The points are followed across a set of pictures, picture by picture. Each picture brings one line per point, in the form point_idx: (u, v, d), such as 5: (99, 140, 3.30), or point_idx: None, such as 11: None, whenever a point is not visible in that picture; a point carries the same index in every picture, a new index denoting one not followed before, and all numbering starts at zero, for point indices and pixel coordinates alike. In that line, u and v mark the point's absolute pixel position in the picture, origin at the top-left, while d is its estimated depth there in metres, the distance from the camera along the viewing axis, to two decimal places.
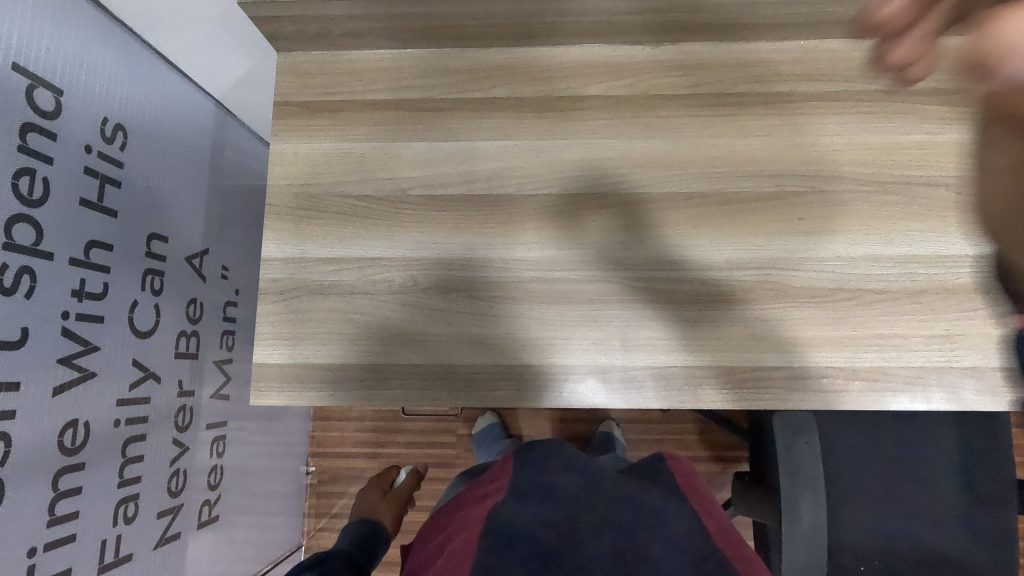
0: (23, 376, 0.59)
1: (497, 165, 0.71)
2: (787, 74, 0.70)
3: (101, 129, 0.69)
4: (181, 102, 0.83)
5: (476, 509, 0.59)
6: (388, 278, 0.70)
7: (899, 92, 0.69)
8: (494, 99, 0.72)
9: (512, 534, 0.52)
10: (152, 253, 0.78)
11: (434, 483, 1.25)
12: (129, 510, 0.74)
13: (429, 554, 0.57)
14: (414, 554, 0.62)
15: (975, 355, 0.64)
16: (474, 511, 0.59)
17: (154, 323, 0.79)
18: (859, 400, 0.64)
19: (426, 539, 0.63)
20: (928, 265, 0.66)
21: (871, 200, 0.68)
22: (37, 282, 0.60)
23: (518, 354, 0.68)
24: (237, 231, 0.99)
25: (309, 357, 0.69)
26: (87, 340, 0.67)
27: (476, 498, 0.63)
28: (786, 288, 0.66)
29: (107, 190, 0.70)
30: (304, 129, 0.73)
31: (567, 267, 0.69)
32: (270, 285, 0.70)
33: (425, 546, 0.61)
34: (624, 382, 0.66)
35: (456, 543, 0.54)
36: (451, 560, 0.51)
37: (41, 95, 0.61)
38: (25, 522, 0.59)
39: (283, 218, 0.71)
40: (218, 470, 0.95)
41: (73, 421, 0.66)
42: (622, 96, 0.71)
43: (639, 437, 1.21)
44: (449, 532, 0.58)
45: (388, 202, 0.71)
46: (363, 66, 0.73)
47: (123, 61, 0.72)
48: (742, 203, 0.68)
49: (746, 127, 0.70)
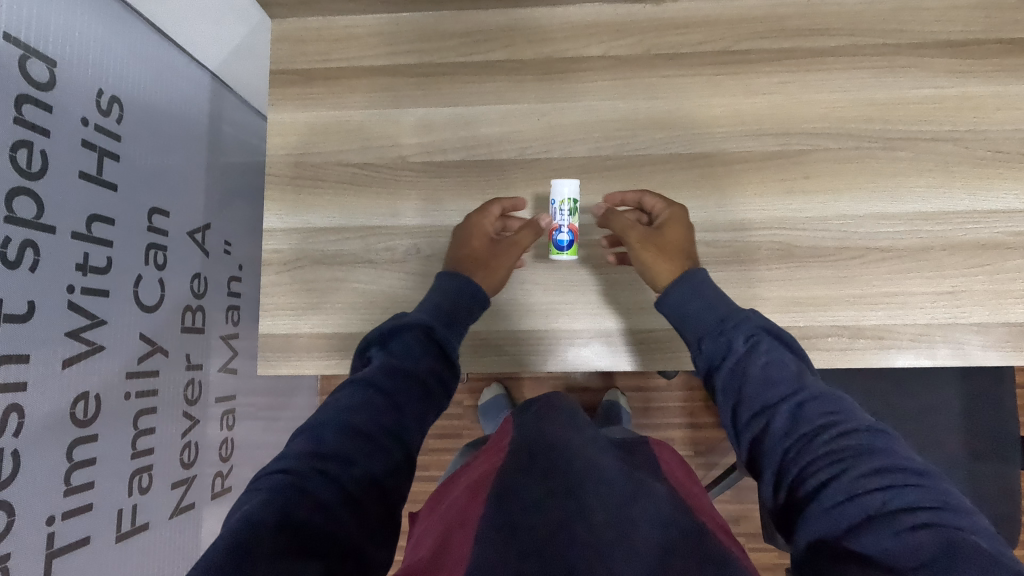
0: (32, 348, 0.59)
1: (498, 129, 0.70)
2: (791, 30, 0.69)
3: (97, 102, 0.68)
4: (177, 73, 0.81)
5: (481, 473, 0.59)
6: (391, 247, 0.70)
7: (906, 46, 0.68)
8: (493, 63, 0.71)
9: (520, 486, 0.53)
10: (154, 227, 0.78)
11: (441, 453, 1.27)
12: (143, 481, 0.75)
13: (435, 519, 0.58)
14: (420, 519, 0.63)
15: (980, 311, 0.64)
16: (479, 475, 0.59)
17: (160, 297, 0.79)
18: (865, 357, 0.65)
19: (432, 503, 0.64)
20: (935, 221, 0.65)
21: (877, 157, 0.67)
22: (40, 256, 0.60)
23: (522, 319, 0.68)
24: (240, 207, 0.99)
25: (314, 327, 0.69)
26: (94, 315, 0.67)
27: (481, 463, 0.63)
28: (792, 248, 0.66)
29: (106, 163, 0.69)
30: (300, 97, 0.72)
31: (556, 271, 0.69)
32: (273, 256, 0.70)
33: (432, 509, 0.61)
34: (629, 345, 0.67)
35: (461, 506, 0.54)
36: (456, 523, 0.51)
37: (34, 65, 0.60)
38: (42, 491, 0.60)
39: (283, 189, 0.71)
40: (229, 443, 0.96)
41: (85, 394, 0.66)
42: (623, 56, 0.70)
43: (645, 405, 1.22)
44: (454, 496, 0.59)
45: (389, 169, 0.71)
46: (358, 32, 0.72)
47: (116, 31, 0.71)
48: (747, 164, 0.68)
49: (750, 86, 0.69)
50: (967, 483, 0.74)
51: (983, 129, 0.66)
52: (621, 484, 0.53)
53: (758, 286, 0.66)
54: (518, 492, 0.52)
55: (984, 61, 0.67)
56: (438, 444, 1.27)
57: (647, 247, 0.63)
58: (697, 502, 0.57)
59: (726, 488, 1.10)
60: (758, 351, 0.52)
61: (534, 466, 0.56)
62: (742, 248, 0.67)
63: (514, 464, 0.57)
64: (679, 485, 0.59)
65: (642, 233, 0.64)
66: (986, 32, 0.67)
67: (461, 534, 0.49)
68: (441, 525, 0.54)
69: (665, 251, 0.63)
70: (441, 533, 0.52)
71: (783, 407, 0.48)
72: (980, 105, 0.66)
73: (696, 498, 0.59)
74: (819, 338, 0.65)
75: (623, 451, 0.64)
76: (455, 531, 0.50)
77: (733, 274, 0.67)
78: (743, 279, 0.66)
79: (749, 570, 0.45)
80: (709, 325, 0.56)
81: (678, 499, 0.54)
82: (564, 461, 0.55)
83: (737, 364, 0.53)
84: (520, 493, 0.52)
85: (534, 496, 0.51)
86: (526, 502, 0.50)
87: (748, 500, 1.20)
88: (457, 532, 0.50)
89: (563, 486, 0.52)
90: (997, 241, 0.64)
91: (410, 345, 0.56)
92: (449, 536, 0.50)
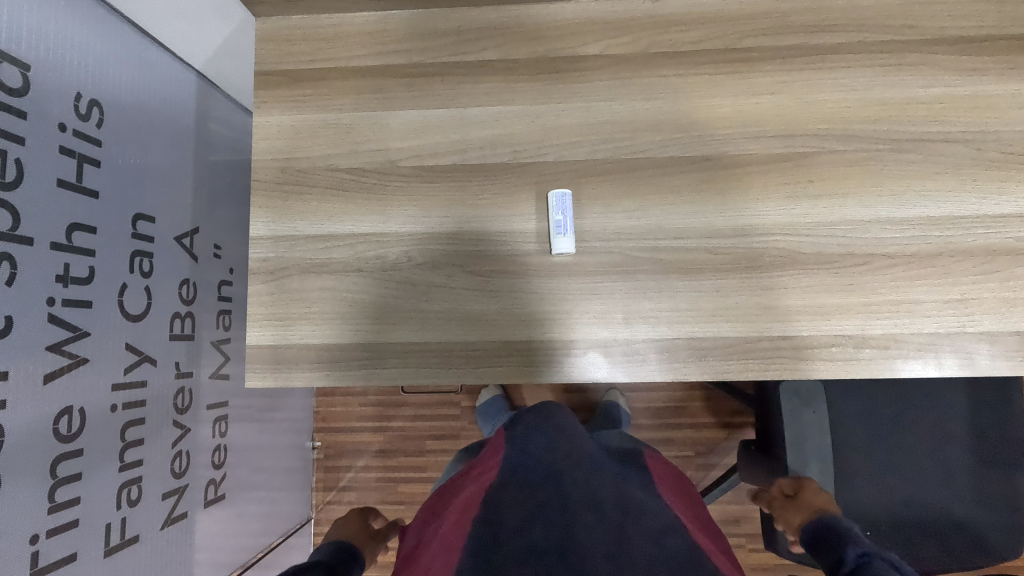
0: (11, 364, 0.58)
1: (491, 132, 0.68)
2: (796, 26, 0.66)
3: (75, 106, 0.65)
4: (160, 72, 0.79)
5: (471, 489, 0.57)
6: (382, 255, 0.68)
7: (915, 43, 0.65)
8: (486, 62, 0.68)
9: (512, 505, 0.51)
10: (139, 233, 0.76)
11: (439, 455, 1.25)
12: (132, 493, 0.74)
13: (424, 535, 0.56)
14: (410, 533, 0.61)
15: (989, 320, 0.62)
16: (470, 491, 0.57)
17: (146, 305, 0.77)
18: (870, 367, 0.63)
19: (423, 517, 0.62)
20: (943, 226, 0.63)
21: (884, 159, 0.65)
22: (17, 269, 0.58)
23: (518, 329, 0.66)
24: (229, 209, 0.96)
25: (302, 338, 0.67)
26: (76, 326, 0.65)
27: (472, 477, 0.61)
28: (795, 254, 0.64)
29: (86, 169, 0.67)
30: (287, 100, 0.69)
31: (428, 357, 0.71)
32: (260, 265, 0.68)
33: (422, 524, 0.60)
34: (627, 355, 0.65)
35: (450, 524, 0.52)
36: (445, 542, 0.49)
37: (6, 70, 0.57)
38: (26, 510, 0.59)
39: (270, 196, 0.69)
40: (221, 450, 0.95)
41: (68, 408, 0.65)
42: (621, 55, 0.67)
43: (644, 406, 1.21)
44: (444, 513, 0.57)
45: (378, 174, 0.68)
46: (346, 31, 0.69)
47: (93, 31, 0.68)
48: (749, 167, 0.65)
49: (753, 85, 0.66)
50: (972, 491, 0.74)
51: (995, 129, 0.64)
52: (617, 503, 0.51)
53: (759, 294, 0.64)
54: (509, 511, 0.50)
55: (996, 57, 0.64)
56: (435, 445, 1.26)
57: (785, 512, 0.68)
58: (695, 523, 0.55)
59: (726, 490, 1.09)
60: (870, 564, 0.51)
61: (526, 483, 0.54)
62: (743, 255, 0.65)
63: (506, 479, 0.55)
64: (676, 504, 0.57)
65: (784, 502, 0.69)
66: (999, 27, 0.64)
67: (450, 555, 0.47)
68: (430, 544, 0.52)
69: (793, 505, 0.67)
70: (430, 553, 0.50)
71: (879, 569, 0.51)
72: (992, 104, 0.64)
73: (693, 518, 0.57)
74: (823, 347, 0.63)
75: (619, 466, 0.62)
76: (443, 551, 0.48)
77: (734, 282, 0.65)
78: (744, 287, 0.64)
79: None
80: (838, 535, 0.59)
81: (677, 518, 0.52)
82: (557, 477, 0.53)
83: (853, 569, 0.52)
84: (511, 512, 0.50)
85: (523, 515, 0.49)
86: (518, 521, 0.49)
87: (748, 501, 1.19)
88: (445, 552, 0.48)
89: (555, 505, 0.50)
90: (1007, 246, 0.62)
91: None
92: (436, 556, 0.48)
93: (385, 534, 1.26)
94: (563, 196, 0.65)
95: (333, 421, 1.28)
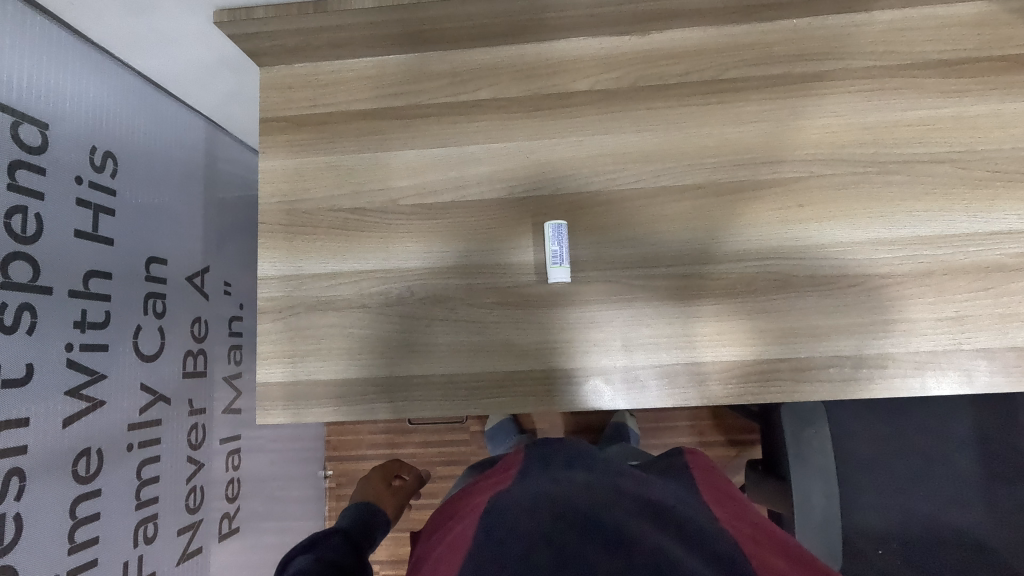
0: (32, 410, 0.60)
1: (487, 168, 0.70)
2: (781, 56, 0.68)
3: (90, 159, 0.69)
4: (169, 119, 0.82)
5: (481, 496, 0.57)
6: (385, 290, 0.70)
7: (897, 68, 0.67)
8: (481, 101, 0.71)
9: (519, 505, 0.50)
10: (152, 276, 0.79)
11: (449, 480, 1.26)
12: (148, 530, 0.76)
13: (429, 544, 0.56)
14: (421, 539, 0.61)
15: (986, 337, 0.62)
16: (479, 498, 0.56)
17: (159, 346, 0.79)
18: (870, 387, 0.63)
19: (433, 524, 0.62)
20: (934, 245, 0.64)
21: (872, 182, 0.66)
22: (37, 318, 0.61)
23: (519, 360, 0.67)
24: (237, 245, 0.99)
25: (312, 374, 0.69)
26: (93, 370, 0.68)
27: (480, 486, 0.61)
28: (788, 278, 0.66)
29: (101, 219, 0.70)
30: (291, 144, 0.72)
31: (574, 332, 0.67)
32: (268, 304, 0.70)
33: (431, 531, 0.60)
34: (626, 381, 0.66)
35: (456, 529, 0.52)
36: (452, 544, 0.49)
37: (25, 129, 0.60)
38: (46, 552, 0.61)
39: (276, 236, 0.71)
40: (234, 482, 0.96)
41: (86, 450, 0.66)
42: (611, 89, 0.70)
43: (652, 425, 1.21)
44: (452, 519, 0.57)
45: (380, 213, 0.71)
46: (346, 76, 0.72)
47: (106, 85, 0.71)
48: (739, 194, 0.67)
49: (740, 114, 0.68)
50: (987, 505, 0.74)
51: (979, 149, 0.65)
52: (631, 499, 0.50)
53: (757, 316, 0.65)
54: (515, 509, 0.50)
55: (979, 79, 0.66)
56: (445, 470, 1.27)
57: None
58: (724, 507, 0.52)
59: None
60: None
61: (536, 486, 0.53)
62: (737, 280, 0.66)
63: (515, 487, 0.54)
64: (707, 493, 0.55)
65: None
66: (978, 50, 0.66)
67: (455, 556, 0.46)
68: (438, 548, 0.51)
69: None
70: (436, 556, 0.50)
71: None
72: (976, 125, 0.65)
73: (726, 500, 0.54)
74: (819, 368, 0.64)
75: (635, 470, 0.60)
76: (450, 553, 0.48)
77: (730, 306, 0.66)
78: (740, 310, 0.66)
79: (777, 559, 0.43)
80: None
81: (696, 506, 0.51)
82: (569, 482, 0.53)
83: None
84: (515, 512, 0.49)
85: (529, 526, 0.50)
86: None
87: None
88: (451, 554, 0.47)
89: (566, 504, 0.48)
90: (1000, 263, 0.63)
91: (305, 564, 0.57)
92: (442, 559, 0.47)
93: (397, 562, 1.26)
94: (558, 227, 0.67)
95: (344, 449, 1.30)
